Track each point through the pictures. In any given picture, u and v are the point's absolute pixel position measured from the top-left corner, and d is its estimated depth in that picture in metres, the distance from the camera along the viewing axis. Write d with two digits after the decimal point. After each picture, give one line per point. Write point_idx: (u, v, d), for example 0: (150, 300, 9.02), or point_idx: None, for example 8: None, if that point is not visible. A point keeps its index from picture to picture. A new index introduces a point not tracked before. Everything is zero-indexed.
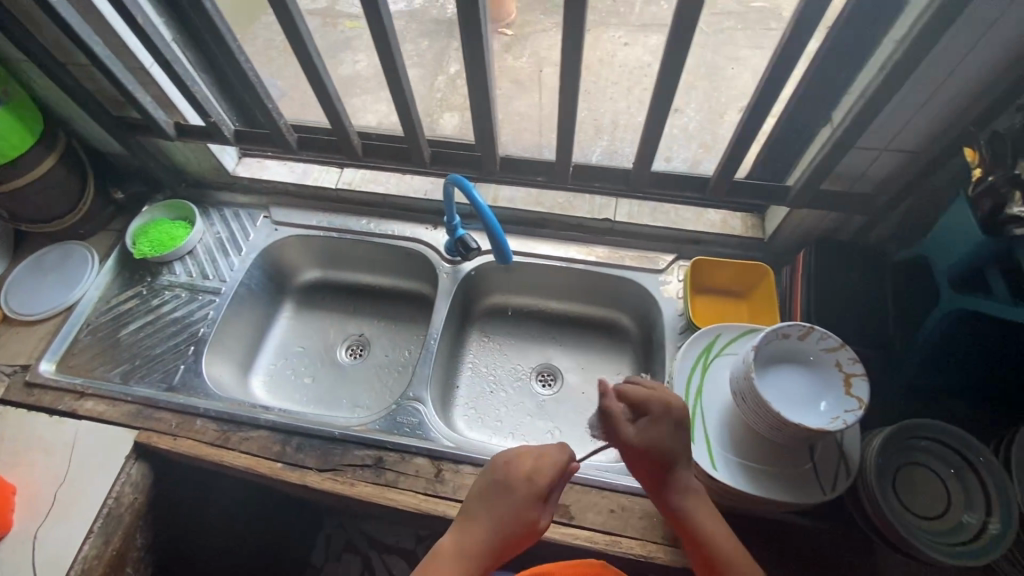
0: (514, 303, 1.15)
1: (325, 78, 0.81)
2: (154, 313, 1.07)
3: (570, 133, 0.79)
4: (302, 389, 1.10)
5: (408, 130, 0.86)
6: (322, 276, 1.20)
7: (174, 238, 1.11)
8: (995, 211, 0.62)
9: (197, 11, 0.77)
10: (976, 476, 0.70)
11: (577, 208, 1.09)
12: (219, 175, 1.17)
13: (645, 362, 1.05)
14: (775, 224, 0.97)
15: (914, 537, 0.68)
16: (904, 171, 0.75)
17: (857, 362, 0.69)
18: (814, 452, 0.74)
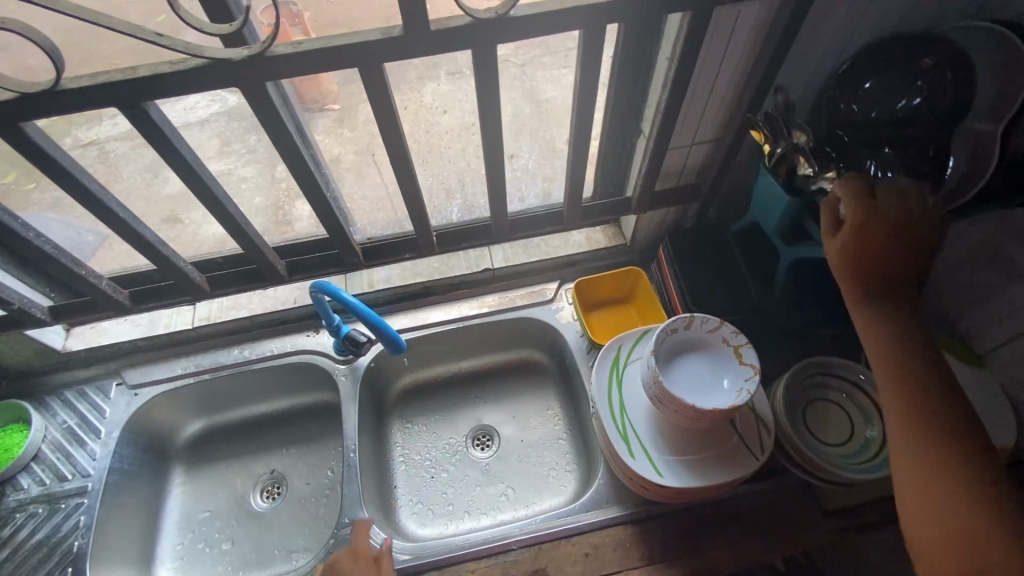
0: (424, 377, 1.11)
1: (143, 229, 0.73)
2: (8, 547, 0.89)
3: (419, 207, 0.79)
4: (223, 559, 0.96)
5: (253, 253, 0.81)
6: (208, 425, 1.07)
7: (9, 449, 0.95)
8: (792, 172, 0.72)
9: None
10: (865, 396, 0.80)
11: (455, 268, 1.10)
12: (47, 357, 1.00)
13: (568, 389, 1.08)
14: (630, 229, 1.04)
15: (838, 467, 0.75)
16: (713, 159, 0.85)
17: (740, 334, 0.75)
18: (736, 426, 0.79)
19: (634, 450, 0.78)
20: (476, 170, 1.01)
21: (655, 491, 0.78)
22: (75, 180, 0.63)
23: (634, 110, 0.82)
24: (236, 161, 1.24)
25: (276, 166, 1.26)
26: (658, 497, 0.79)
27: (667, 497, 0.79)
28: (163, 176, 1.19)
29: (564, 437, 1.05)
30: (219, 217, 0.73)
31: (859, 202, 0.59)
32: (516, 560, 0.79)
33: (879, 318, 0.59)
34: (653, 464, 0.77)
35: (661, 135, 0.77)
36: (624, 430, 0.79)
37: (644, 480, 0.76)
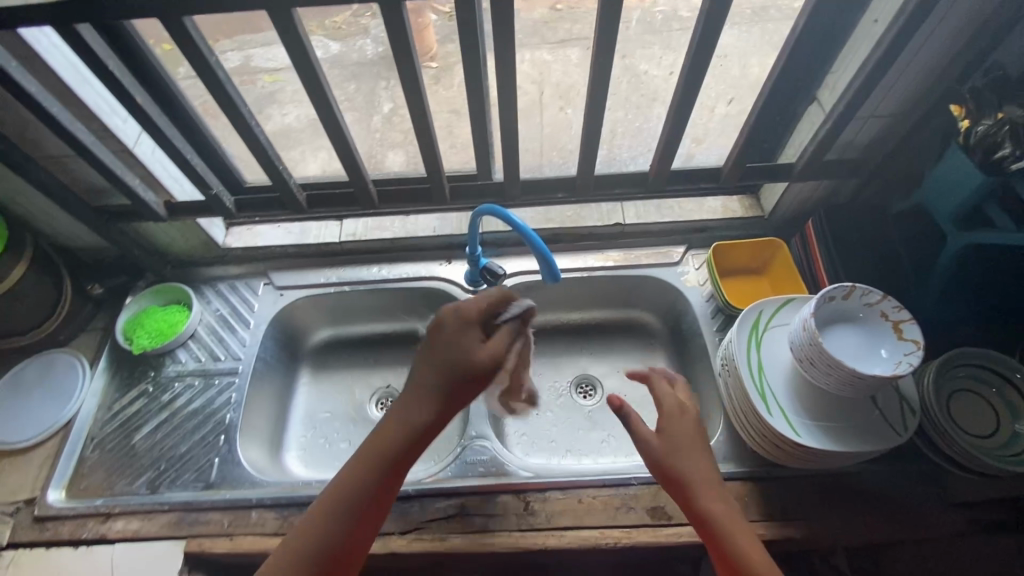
0: (540, 322, 1.15)
1: (348, 135, 0.81)
2: (167, 410, 0.97)
3: (594, 146, 0.81)
4: (341, 456, 1.04)
5: (431, 171, 0.86)
6: (333, 334, 1.15)
7: (172, 324, 1.03)
8: (988, 154, 0.69)
9: (212, 85, 0.71)
10: (1015, 391, 0.78)
11: (586, 218, 1.11)
12: (207, 250, 1.09)
13: (679, 353, 1.09)
14: (773, 200, 1.03)
15: (982, 454, 0.74)
16: (891, 134, 0.83)
17: (902, 309, 0.74)
18: (876, 401, 0.77)
19: (770, 408, 0.78)
20: (630, 121, 1.02)
21: (787, 451, 0.78)
22: (311, 74, 0.68)
23: (816, 75, 0.81)
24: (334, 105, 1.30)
25: (373, 116, 1.30)
26: (786, 457, 0.80)
27: (796, 459, 0.80)
28: (264, 113, 1.25)
29: None
30: (413, 123, 0.78)
31: (669, 396, 0.71)
32: (637, 494, 0.82)
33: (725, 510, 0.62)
34: (790, 424, 0.77)
35: (849, 100, 0.76)
36: (761, 389, 0.80)
37: (778, 437, 0.77)
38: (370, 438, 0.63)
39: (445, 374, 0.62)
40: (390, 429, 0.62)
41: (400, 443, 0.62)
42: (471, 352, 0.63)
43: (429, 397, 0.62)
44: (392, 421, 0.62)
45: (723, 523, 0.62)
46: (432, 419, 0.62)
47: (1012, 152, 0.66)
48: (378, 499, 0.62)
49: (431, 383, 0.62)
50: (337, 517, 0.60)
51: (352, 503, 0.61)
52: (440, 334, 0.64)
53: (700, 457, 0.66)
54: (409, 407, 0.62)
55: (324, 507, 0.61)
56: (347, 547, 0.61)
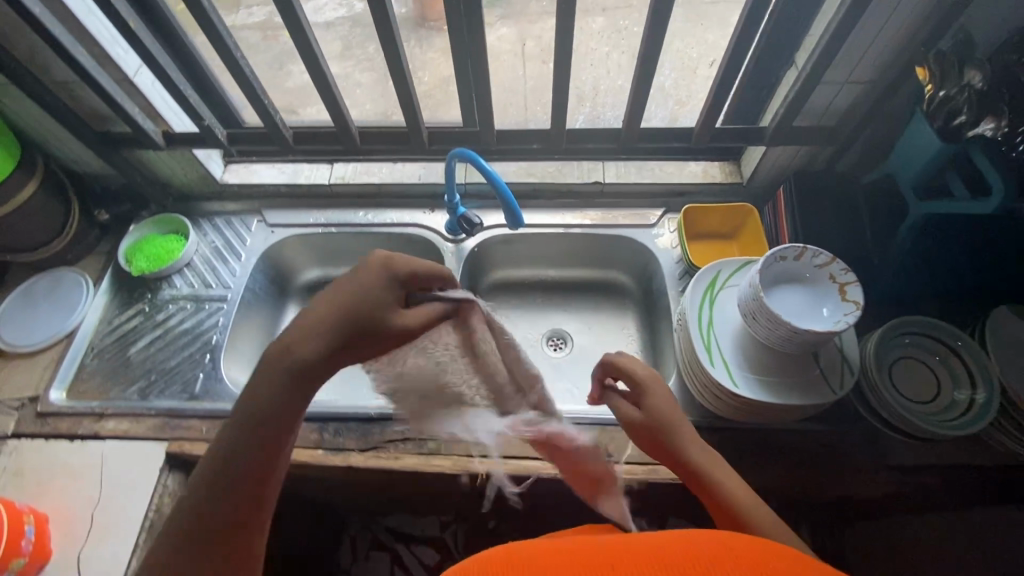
0: (518, 276, 1.19)
1: (328, 74, 0.86)
2: (161, 328, 1.04)
3: (564, 97, 0.84)
4: None
5: (409, 114, 0.90)
6: (322, 275, 1.21)
7: (169, 251, 1.10)
8: (949, 120, 0.70)
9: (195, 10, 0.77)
10: (960, 361, 0.79)
11: (567, 175, 1.13)
12: (207, 184, 1.15)
13: (648, 314, 1.12)
14: (752, 166, 1.04)
15: (914, 417, 0.77)
16: (864, 101, 0.83)
17: (849, 272, 0.76)
18: (818, 361, 0.80)
19: (714, 359, 0.82)
20: (613, 80, 1.03)
21: (728, 402, 0.82)
22: None
23: (791, 37, 0.82)
24: (354, 67, 1.31)
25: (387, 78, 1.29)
26: (728, 408, 0.83)
27: (736, 411, 0.83)
28: (287, 71, 1.29)
29: (635, 356, 1.09)
30: (388, 62, 0.82)
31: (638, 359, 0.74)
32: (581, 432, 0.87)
33: (712, 459, 0.64)
34: (730, 376, 0.80)
35: (817, 62, 0.76)
36: (708, 342, 0.83)
37: (718, 387, 0.81)
38: (247, 401, 0.54)
39: (347, 326, 0.56)
40: (274, 391, 0.54)
41: (292, 399, 0.55)
42: (370, 301, 0.57)
43: (319, 341, 0.55)
44: (270, 381, 0.54)
45: (715, 469, 0.63)
46: (322, 370, 0.56)
47: (968, 119, 0.67)
48: (270, 465, 0.54)
49: (326, 325, 0.55)
50: (223, 496, 0.52)
51: (237, 475, 0.53)
52: (348, 284, 0.57)
53: (666, 406, 0.69)
54: (306, 349, 0.55)
55: (206, 486, 0.52)
56: (241, 519, 0.53)
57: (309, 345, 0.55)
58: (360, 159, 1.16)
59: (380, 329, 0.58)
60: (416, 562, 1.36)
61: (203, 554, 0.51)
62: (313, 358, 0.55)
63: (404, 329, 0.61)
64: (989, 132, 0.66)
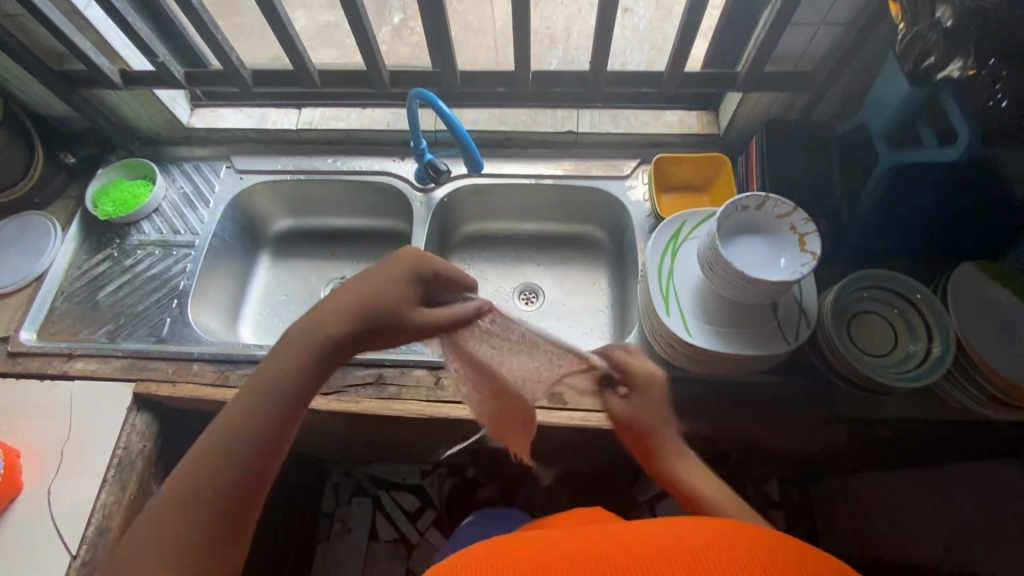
0: (490, 228, 1.18)
1: (282, 13, 0.82)
2: (129, 273, 1.05)
3: (525, 36, 0.80)
4: None
5: (368, 53, 0.87)
6: (294, 225, 1.21)
7: (137, 197, 1.09)
8: (919, 62, 0.68)
9: None
10: (917, 313, 0.79)
11: (541, 123, 1.10)
12: (173, 128, 1.13)
13: (619, 267, 1.11)
14: (728, 116, 1.01)
15: (866, 368, 0.77)
16: (840, 43, 0.80)
17: (809, 222, 0.74)
18: (776, 313, 0.79)
19: (671, 309, 0.81)
20: (586, 22, 1.00)
21: (683, 352, 0.82)
22: None
23: None
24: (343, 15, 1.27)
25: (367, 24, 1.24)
26: (683, 359, 0.83)
27: (691, 361, 0.83)
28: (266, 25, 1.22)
29: (604, 309, 1.10)
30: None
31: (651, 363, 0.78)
32: None
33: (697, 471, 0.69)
34: (685, 325, 0.80)
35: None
36: (666, 292, 0.82)
37: (673, 336, 0.80)
38: (249, 389, 0.59)
39: (375, 302, 0.62)
40: (276, 377, 0.59)
41: (282, 386, 0.59)
42: (377, 289, 0.63)
43: (334, 322, 0.61)
44: (277, 368, 0.59)
45: (700, 483, 0.68)
46: (311, 360, 0.60)
47: (938, 60, 0.65)
48: (262, 450, 0.57)
49: (344, 309, 0.61)
50: (217, 474, 0.54)
51: (232, 458, 0.55)
52: (378, 269, 0.64)
53: (665, 415, 0.74)
54: (311, 324, 0.61)
55: (201, 463, 0.55)
56: (238, 499, 0.55)
57: (323, 319, 0.61)
58: (329, 104, 1.13)
59: (393, 324, 0.63)
60: (398, 509, 1.41)
61: (196, 522, 0.53)
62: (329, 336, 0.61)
63: (421, 327, 0.65)
64: (956, 72, 0.64)
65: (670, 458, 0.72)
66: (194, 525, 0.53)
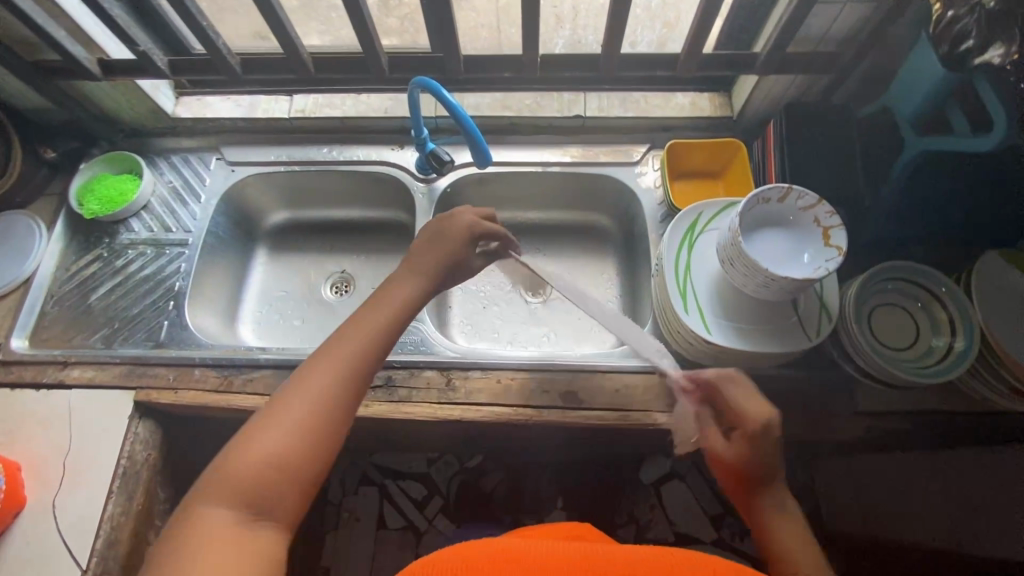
0: (495, 217, 1.14)
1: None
2: (121, 275, 1.00)
3: (534, 19, 0.76)
4: (294, 331, 1.08)
5: (365, 38, 0.82)
6: (290, 217, 1.17)
7: (124, 193, 1.04)
8: (955, 45, 0.63)
9: None
10: (941, 307, 0.77)
11: (546, 108, 1.05)
12: (158, 118, 1.07)
13: (628, 257, 1.08)
14: (743, 98, 0.96)
15: (887, 363, 0.76)
16: (866, 23, 0.75)
17: (835, 215, 0.71)
18: (796, 308, 0.77)
19: (689, 306, 0.79)
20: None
21: (700, 349, 0.80)
22: None
23: None
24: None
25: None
26: (701, 355, 0.82)
27: (709, 357, 0.81)
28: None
29: (613, 300, 1.07)
30: None
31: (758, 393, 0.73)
32: (552, 379, 0.86)
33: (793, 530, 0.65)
34: (704, 322, 0.78)
35: None
36: (683, 288, 0.80)
37: (691, 334, 0.78)
38: (358, 320, 0.62)
39: (442, 257, 0.70)
40: (367, 322, 0.62)
41: (372, 331, 0.61)
42: (443, 250, 0.71)
43: (433, 262, 0.70)
44: (369, 316, 0.62)
45: (795, 546, 0.63)
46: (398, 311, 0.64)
47: (977, 44, 0.61)
48: (354, 390, 0.57)
49: (421, 267, 0.69)
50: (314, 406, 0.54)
51: (352, 377, 0.57)
52: (438, 226, 0.73)
53: (781, 463, 0.70)
54: (413, 265, 0.69)
55: (309, 385, 0.55)
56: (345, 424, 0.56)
57: (426, 257, 0.70)
58: (322, 90, 1.07)
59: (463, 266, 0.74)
60: (405, 497, 1.39)
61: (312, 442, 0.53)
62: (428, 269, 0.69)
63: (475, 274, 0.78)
64: (997, 58, 0.59)
65: (770, 513, 0.67)
66: (310, 445, 0.53)
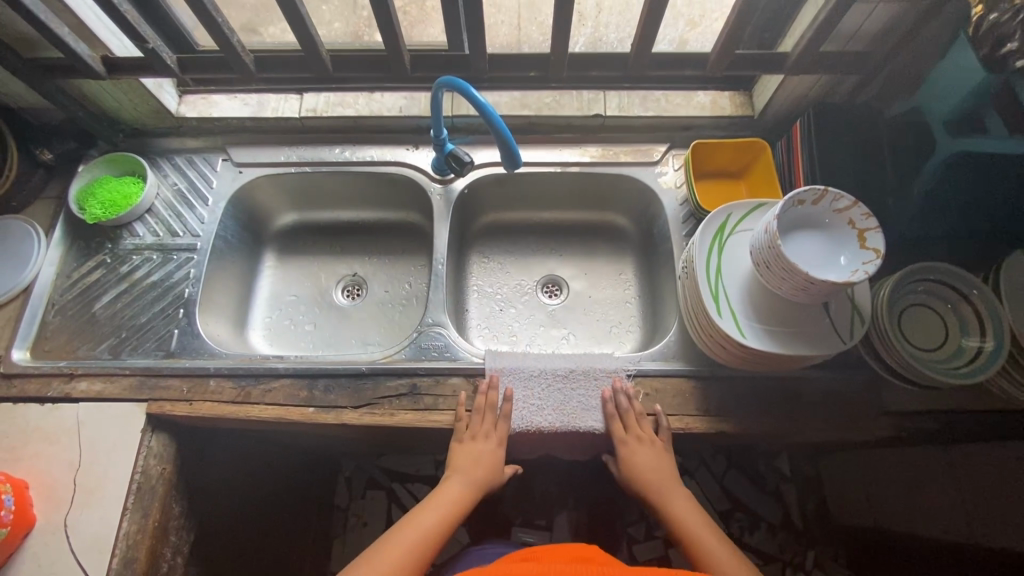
0: (510, 219, 1.12)
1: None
2: (126, 282, 0.96)
3: (566, 18, 0.74)
4: (306, 337, 1.05)
5: (388, 36, 0.80)
6: (299, 219, 1.13)
7: (127, 196, 0.99)
8: (997, 47, 0.62)
9: None
10: (970, 308, 0.77)
11: (565, 106, 1.03)
12: (161, 118, 1.03)
13: (647, 257, 1.07)
14: (765, 97, 0.95)
15: (918, 365, 0.76)
16: (899, 23, 0.75)
17: (871, 217, 0.71)
18: (829, 310, 0.77)
19: (722, 309, 0.78)
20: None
21: (733, 352, 0.79)
22: None
23: None
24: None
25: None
26: (733, 359, 0.81)
27: (742, 360, 0.81)
28: None
29: (632, 301, 1.06)
30: None
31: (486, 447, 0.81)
32: (573, 376, 0.86)
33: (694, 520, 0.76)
34: (738, 326, 0.77)
35: None
36: (715, 291, 0.79)
37: (725, 338, 0.77)
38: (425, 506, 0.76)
39: (489, 466, 0.80)
40: (444, 495, 0.78)
41: (448, 504, 0.77)
42: (491, 438, 0.81)
43: (479, 462, 0.80)
44: (445, 490, 0.78)
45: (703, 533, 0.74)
46: (465, 487, 0.79)
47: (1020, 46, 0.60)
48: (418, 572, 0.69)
49: (473, 472, 0.80)
50: (400, 557, 0.69)
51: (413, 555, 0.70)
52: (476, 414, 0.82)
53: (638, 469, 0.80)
54: (460, 461, 0.80)
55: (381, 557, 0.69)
56: None
57: (475, 461, 0.79)
58: (333, 88, 1.04)
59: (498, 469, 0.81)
60: None
61: None
62: (479, 468, 0.80)
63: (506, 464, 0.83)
64: None
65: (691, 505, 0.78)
66: None
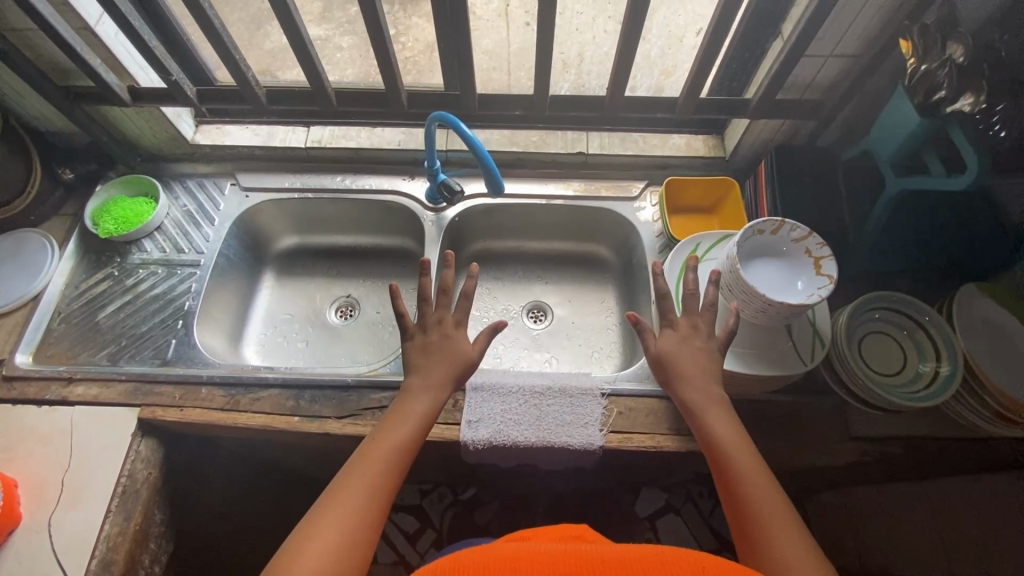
0: (498, 247, 1.18)
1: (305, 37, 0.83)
2: (131, 293, 1.02)
3: (547, 63, 0.83)
4: (297, 353, 1.09)
5: (388, 75, 0.89)
6: (299, 242, 1.20)
7: (139, 215, 1.06)
8: (929, 95, 0.69)
9: None
10: (926, 335, 0.82)
11: (551, 144, 1.11)
12: (177, 144, 1.11)
13: (627, 286, 1.12)
14: (735, 140, 1.03)
15: (878, 388, 0.80)
16: (846, 76, 0.83)
17: (825, 247, 0.76)
18: (791, 334, 0.82)
19: None
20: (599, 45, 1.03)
21: None
22: None
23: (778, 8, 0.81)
24: (333, 30, 1.24)
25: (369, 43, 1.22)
26: None
27: None
28: (264, 31, 1.21)
29: (613, 327, 1.10)
30: (368, 26, 0.80)
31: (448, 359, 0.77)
32: (550, 393, 0.89)
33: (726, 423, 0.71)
34: None
35: (800, 35, 0.76)
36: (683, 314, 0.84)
37: None
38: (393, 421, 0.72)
39: (449, 368, 0.76)
40: (410, 408, 0.73)
41: (415, 417, 0.72)
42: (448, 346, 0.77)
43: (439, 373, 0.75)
44: (410, 403, 0.74)
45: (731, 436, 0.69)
46: (429, 399, 0.74)
47: (948, 94, 0.67)
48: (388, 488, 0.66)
49: (434, 375, 0.76)
50: (367, 472, 0.66)
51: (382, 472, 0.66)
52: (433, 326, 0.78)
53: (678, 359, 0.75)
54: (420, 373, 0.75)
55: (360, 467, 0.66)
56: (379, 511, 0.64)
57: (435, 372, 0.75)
58: (338, 122, 1.13)
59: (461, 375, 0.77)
60: (396, 529, 1.34)
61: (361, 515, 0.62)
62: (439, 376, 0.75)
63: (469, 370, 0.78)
64: (967, 107, 0.66)
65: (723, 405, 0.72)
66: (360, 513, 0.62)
